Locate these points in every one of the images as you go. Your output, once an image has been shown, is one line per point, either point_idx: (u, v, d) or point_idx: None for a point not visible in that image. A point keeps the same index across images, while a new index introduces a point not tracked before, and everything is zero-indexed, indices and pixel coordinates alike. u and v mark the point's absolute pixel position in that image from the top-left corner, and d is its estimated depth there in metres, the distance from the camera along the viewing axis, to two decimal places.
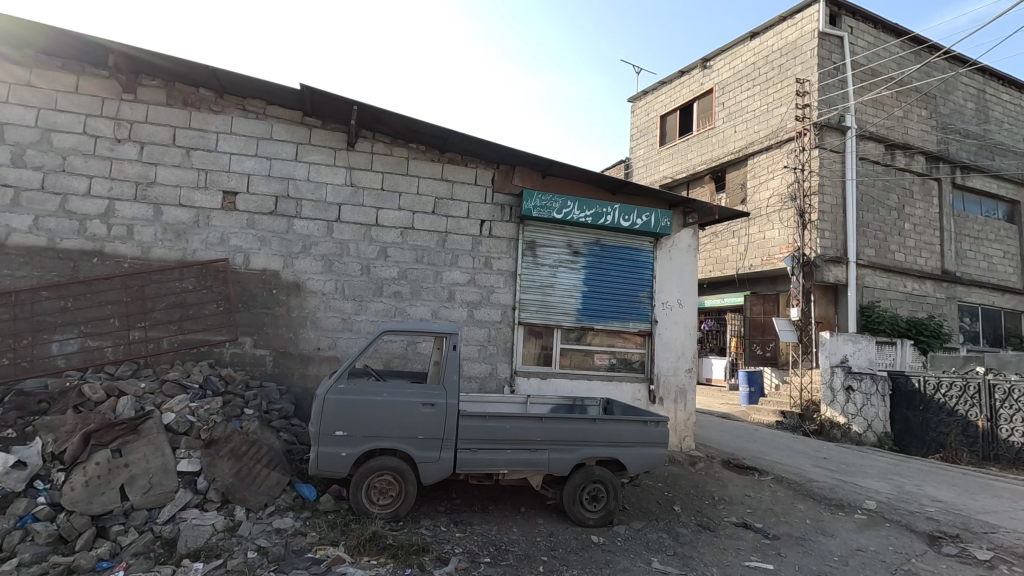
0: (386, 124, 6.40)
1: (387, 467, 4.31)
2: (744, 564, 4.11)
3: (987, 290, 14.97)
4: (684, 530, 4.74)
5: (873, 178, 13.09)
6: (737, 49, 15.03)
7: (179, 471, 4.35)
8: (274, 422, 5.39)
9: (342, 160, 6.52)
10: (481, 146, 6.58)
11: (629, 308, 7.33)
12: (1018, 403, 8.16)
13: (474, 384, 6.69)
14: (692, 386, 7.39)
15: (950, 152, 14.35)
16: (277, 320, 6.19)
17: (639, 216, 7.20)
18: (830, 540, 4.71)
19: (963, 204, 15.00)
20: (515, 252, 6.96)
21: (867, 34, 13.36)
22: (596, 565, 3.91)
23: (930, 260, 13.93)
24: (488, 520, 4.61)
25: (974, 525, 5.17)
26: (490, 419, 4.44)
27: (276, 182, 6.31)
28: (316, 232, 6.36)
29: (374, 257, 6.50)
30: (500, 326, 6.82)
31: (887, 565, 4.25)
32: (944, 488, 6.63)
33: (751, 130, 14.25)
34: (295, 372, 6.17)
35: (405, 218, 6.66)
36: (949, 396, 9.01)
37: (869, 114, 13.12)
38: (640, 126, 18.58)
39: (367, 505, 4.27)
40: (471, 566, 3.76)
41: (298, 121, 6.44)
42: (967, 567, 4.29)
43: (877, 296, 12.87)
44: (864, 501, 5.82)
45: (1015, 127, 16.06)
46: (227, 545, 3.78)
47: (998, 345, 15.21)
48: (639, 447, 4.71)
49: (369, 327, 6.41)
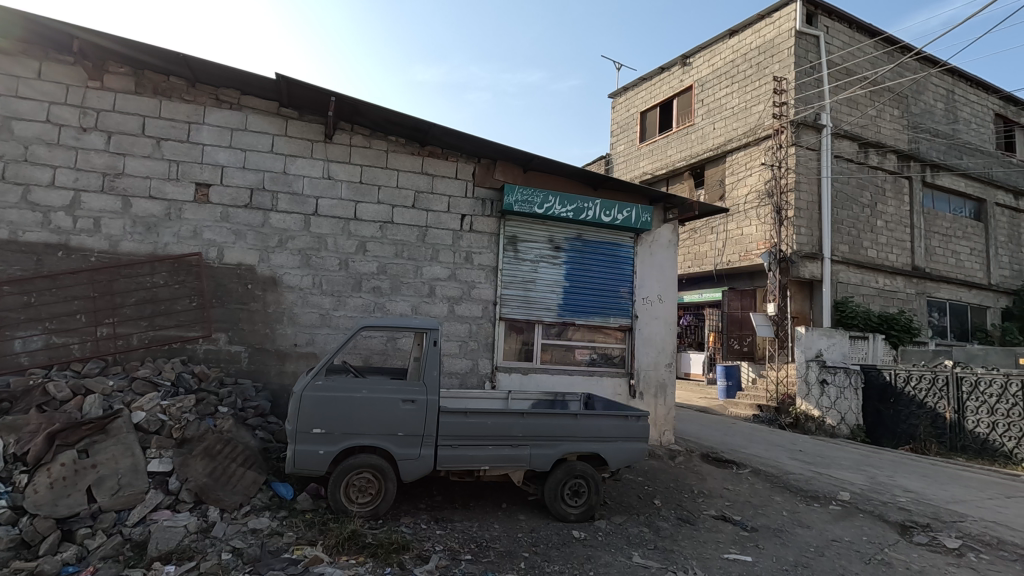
0: (366, 116, 6.29)
1: (366, 464, 4.24)
2: (723, 556, 4.15)
3: (955, 286, 15.40)
4: (665, 524, 4.77)
5: (847, 176, 13.35)
6: (716, 47, 15.17)
7: (149, 472, 4.22)
8: (250, 420, 5.27)
9: (320, 153, 6.39)
10: (462, 139, 6.52)
11: (610, 302, 7.34)
12: (984, 395, 8.45)
13: (454, 380, 6.63)
14: (672, 380, 7.48)
15: (920, 152, 14.71)
16: (253, 315, 6.04)
17: (619, 212, 7.22)
18: (805, 532, 4.78)
19: (933, 202, 15.39)
20: (496, 247, 6.91)
21: (842, 34, 13.58)
22: (578, 560, 3.90)
23: (901, 256, 14.26)
24: (469, 517, 4.56)
25: (943, 515, 5.30)
26: (471, 415, 4.41)
27: (251, 174, 6.15)
28: (293, 225, 6.23)
29: (353, 252, 6.39)
30: (481, 322, 6.77)
31: (862, 555, 4.32)
32: (915, 478, 6.80)
33: (730, 127, 14.40)
34: (271, 369, 6.03)
35: (384, 212, 6.55)
36: (918, 389, 9.27)
37: (843, 113, 13.35)
38: (620, 122, 18.63)
39: (346, 503, 4.19)
40: (452, 564, 3.71)
41: (273, 112, 6.28)
42: (938, 555, 4.39)
43: (850, 292, 13.17)
44: (838, 492, 5.93)
45: (982, 127, 16.51)
46: (201, 547, 3.68)
47: (964, 338, 15.67)
48: (619, 441, 4.71)
49: (347, 323, 6.29)
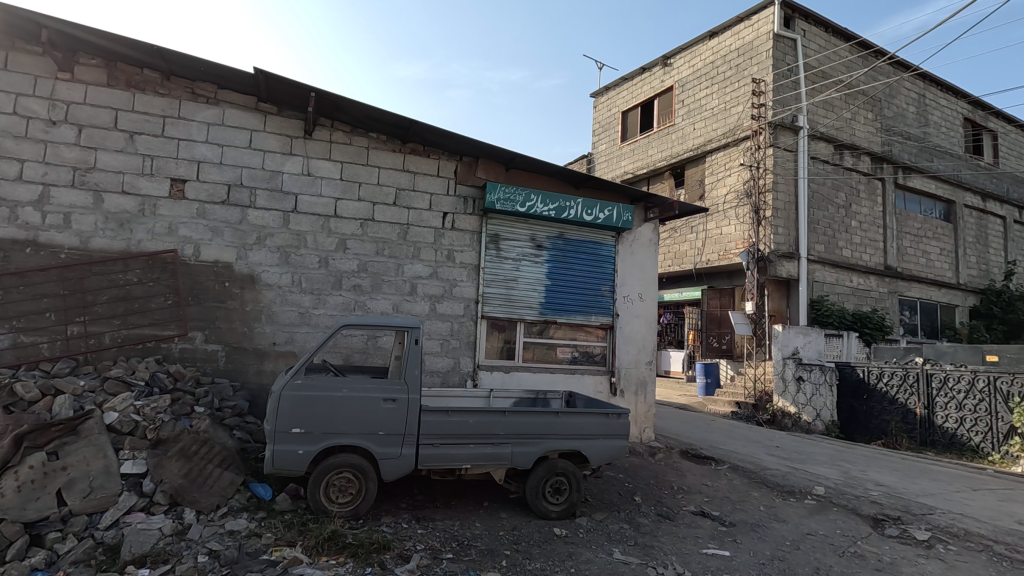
0: (347, 112, 6.22)
1: (346, 464, 4.20)
2: (701, 551, 4.20)
3: (925, 285, 15.82)
4: (645, 520, 4.82)
5: (823, 177, 13.62)
6: (697, 48, 15.34)
7: (122, 474, 4.12)
8: (227, 420, 5.18)
9: (299, 149, 6.30)
10: (444, 136, 6.49)
11: (592, 301, 7.38)
12: (952, 391, 8.70)
13: (436, 379, 6.60)
14: (653, 377, 7.55)
15: (893, 154, 15.06)
16: (230, 313, 5.94)
17: (601, 210, 7.26)
18: (782, 526, 4.87)
19: (905, 203, 15.79)
20: (478, 246, 6.90)
21: (818, 38, 13.83)
22: (560, 557, 3.92)
23: (874, 256, 14.59)
24: (451, 516, 4.55)
25: (913, 508, 5.45)
26: (453, 414, 4.40)
27: (228, 170, 6.04)
28: (271, 222, 6.13)
29: (333, 249, 6.31)
30: (463, 320, 6.75)
31: (835, 548, 4.42)
32: (886, 473, 6.98)
33: (709, 127, 14.58)
34: (250, 369, 5.94)
35: (365, 210, 6.49)
36: (890, 385, 9.50)
37: (819, 115, 13.61)
38: (602, 121, 18.72)
39: (326, 503, 4.15)
40: (434, 563, 3.70)
41: (251, 107, 6.17)
42: (908, 547, 4.51)
43: (825, 291, 13.45)
44: (813, 487, 6.06)
45: (952, 130, 16.97)
46: (176, 550, 3.61)
47: (934, 335, 16.11)
48: (600, 439, 4.75)
49: (327, 321, 6.22)
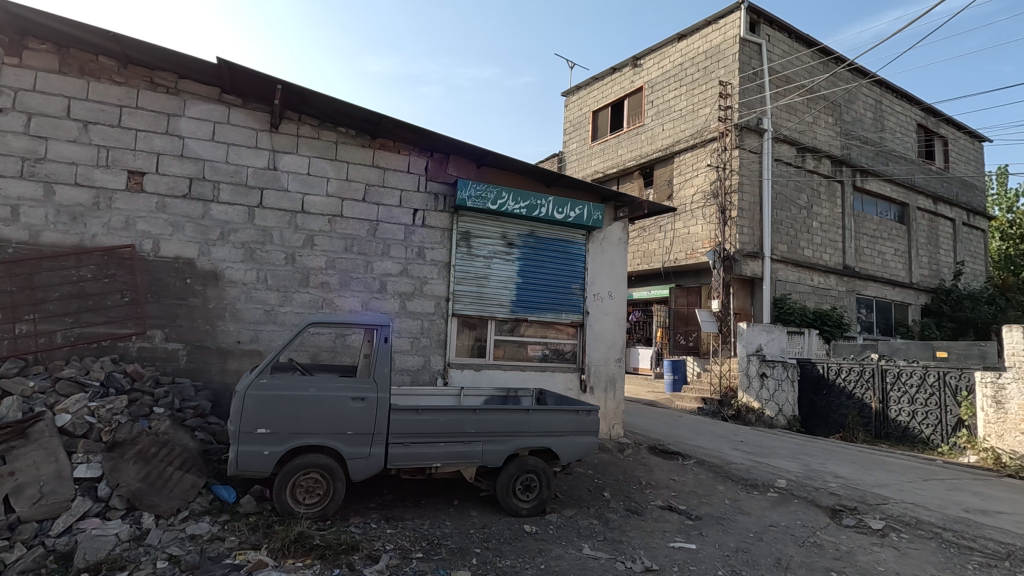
0: (314, 105, 6.09)
1: (313, 464, 4.12)
2: (669, 545, 4.28)
3: (881, 284, 16.46)
4: (614, 515, 4.88)
5: (786, 178, 14.02)
6: (666, 50, 15.57)
7: (75, 478, 3.95)
8: (189, 421, 5.02)
9: (265, 143, 6.14)
10: (414, 132, 6.43)
11: (562, 299, 7.42)
12: (905, 386, 9.08)
13: (406, 377, 6.54)
14: (622, 374, 7.65)
15: (851, 157, 15.60)
16: (192, 311, 5.76)
17: (572, 209, 7.31)
18: (746, 518, 5.00)
19: (862, 205, 16.39)
20: (449, 243, 6.86)
21: (782, 43, 14.21)
22: (530, 554, 3.93)
23: (833, 256, 15.09)
24: (421, 515, 4.52)
25: (869, 498, 5.66)
26: (423, 412, 4.36)
27: (190, 163, 5.85)
28: (235, 218, 5.97)
29: (300, 246, 6.18)
30: (434, 318, 6.70)
31: (795, 538, 4.57)
32: (844, 465, 7.24)
33: (678, 128, 14.83)
34: (213, 368, 5.77)
35: (333, 205, 6.37)
36: (848, 380, 9.87)
37: (783, 119, 14.00)
38: (572, 120, 18.84)
39: (292, 505, 4.06)
40: (403, 563, 3.66)
41: (214, 98, 5.99)
42: (864, 536, 4.69)
43: (788, 289, 13.86)
44: (775, 480, 6.24)
45: (906, 136, 17.67)
46: (134, 556, 3.48)
47: (889, 333, 16.77)
48: (571, 435, 4.80)
49: (294, 319, 6.10)
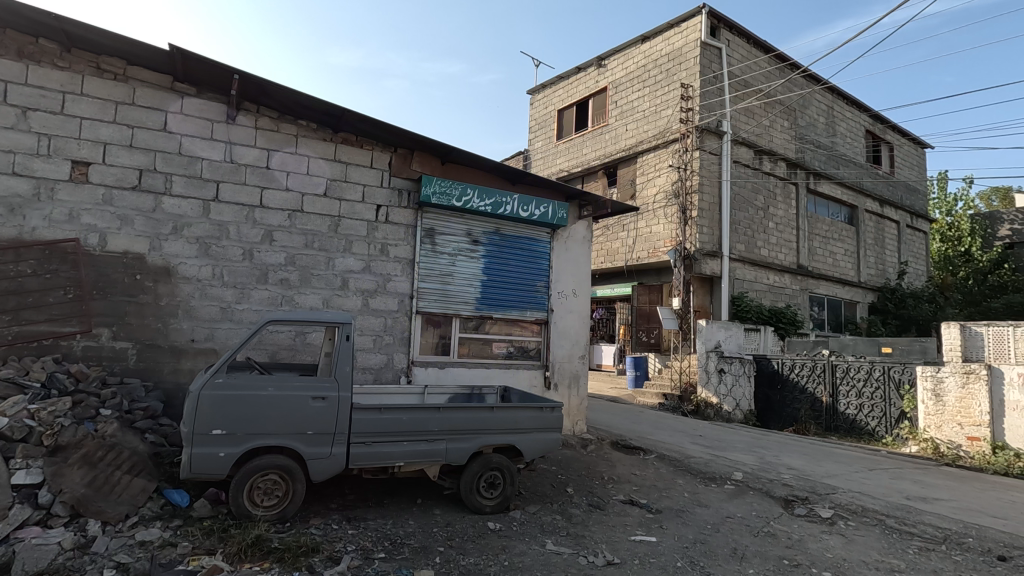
0: (273, 97, 5.92)
1: (272, 466, 4.02)
2: (630, 538, 4.36)
3: (832, 283, 17.15)
4: (576, 510, 4.94)
5: (743, 180, 14.44)
6: (630, 51, 15.78)
7: (13, 485, 3.73)
8: (138, 423, 4.82)
9: (221, 134, 5.93)
10: (378, 126, 6.33)
11: (527, 296, 7.45)
12: (853, 380, 9.50)
13: (369, 375, 6.45)
14: (585, 371, 7.74)
15: (805, 161, 16.19)
16: (142, 309, 5.53)
17: (537, 207, 7.33)
18: (704, 510, 5.14)
19: (815, 207, 17.04)
20: (413, 239, 6.78)
21: (741, 48, 14.61)
22: (494, 551, 3.94)
23: (788, 255, 15.63)
24: (383, 515, 4.46)
25: (819, 488, 5.90)
26: (385, 411, 4.31)
27: (140, 154, 5.59)
28: (189, 212, 5.75)
29: (259, 242, 6.01)
30: (397, 316, 6.62)
31: (751, 529, 4.72)
32: (797, 457, 7.52)
33: (641, 129, 15.07)
34: (165, 367, 5.55)
35: (293, 200, 6.21)
36: (801, 375, 10.27)
37: (741, 122, 14.40)
38: (538, 118, 18.90)
39: (250, 508, 3.95)
40: (365, 563, 3.61)
41: (166, 87, 5.75)
42: (814, 524, 4.89)
43: (745, 288, 14.30)
44: (732, 472, 6.43)
45: (856, 141, 18.46)
46: (78, 565, 3.32)
47: (839, 329, 17.50)
48: (534, 432, 4.83)
49: (252, 317, 5.93)
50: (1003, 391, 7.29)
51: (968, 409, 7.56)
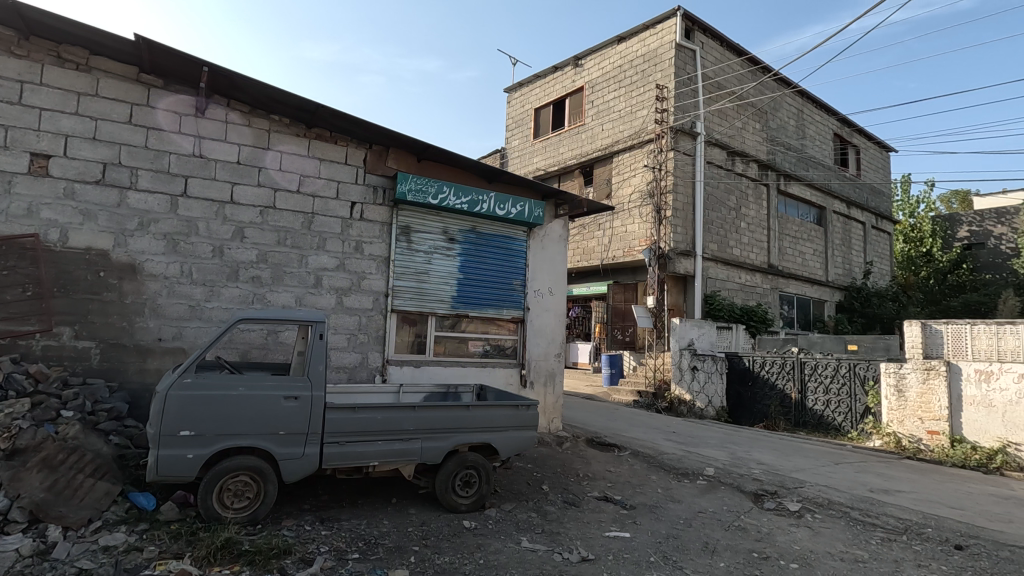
0: (245, 90, 5.80)
1: (243, 467, 3.94)
2: (604, 534, 4.40)
3: (801, 282, 17.58)
4: (551, 507, 4.97)
5: (716, 181, 14.69)
6: (606, 51, 15.90)
7: None
8: (102, 425, 4.67)
9: (190, 128, 5.78)
10: (352, 122, 6.25)
11: (503, 294, 7.45)
12: (821, 377, 9.75)
13: (343, 374, 6.38)
14: (561, 369, 7.79)
15: (776, 162, 16.55)
16: (107, 307, 5.36)
17: (513, 206, 7.33)
18: (677, 506, 5.23)
19: (785, 207, 17.43)
20: (388, 237, 6.72)
21: (714, 51, 14.85)
22: (469, 549, 3.94)
23: (759, 255, 15.96)
24: (358, 514, 4.42)
25: (787, 482, 6.05)
26: (360, 411, 4.26)
27: (103, 147, 5.41)
28: (156, 207, 5.59)
29: (229, 238, 5.88)
30: (372, 314, 6.56)
31: (722, 523, 4.82)
32: (766, 452, 7.70)
33: (617, 129, 15.20)
34: (130, 367, 5.39)
35: (265, 196, 6.09)
36: (771, 372, 10.50)
37: (714, 123, 14.64)
38: (515, 117, 18.90)
39: (219, 510, 3.87)
40: (338, 565, 3.57)
41: (132, 78, 5.57)
42: (783, 518, 5.02)
43: (717, 287, 14.56)
44: (704, 468, 6.54)
45: (824, 144, 18.95)
46: (37, 572, 3.21)
47: (807, 327, 17.96)
48: (510, 430, 4.83)
49: (222, 315, 5.80)
50: (961, 387, 7.59)
51: (928, 404, 7.85)
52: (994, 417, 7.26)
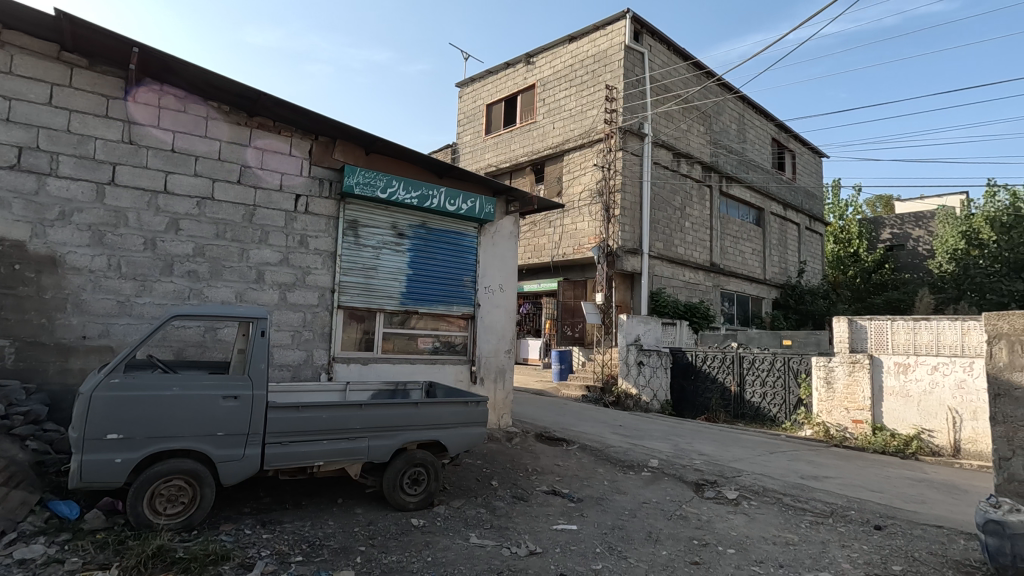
0: (181, 74, 5.51)
1: (176, 471, 3.74)
2: (552, 527, 4.47)
3: (740, 280, 18.36)
4: (500, 502, 4.99)
5: (662, 181, 15.12)
6: (557, 50, 16.04)
7: None
8: (18, 429, 4.31)
9: (119, 113, 5.43)
10: (297, 112, 6.05)
11: (453, 291, 7.41)
12: (758, 370, 10.23)
13: (286, 373, 6.17)
14: (511, 365, 7.83)
15: (719, 165, 17.19)
16: (23, 302, 4.97)
17: (464, 201, 7.30)
18: (622, 497, 5.36)
19: (726, 208, 18.14)
20: (335, 232, 6.54)
21: (661, 55, 15.25)
22: (417, 547, 3.90)
23: (702, 254, 16.56)
24: (301, 516, 4.30)
25: (726, 472, 6.33)
26: (304, 409, 4.14)
27: (18, 129, 5.00)
28: (80, 196, 5.22)
29: (163, 230, 5.57)
30: (317, 310, 6.37)
31: (664, 512, 4.99)
32: (707, 443, 8.02)
33: (568, 127, 15.37)
34: (50, 367, 5.03)
35: (203, 187, 5.80)
36: (712, 367, 10.92)
37: (661, 125, 15.05)
38: (466, 112, 18.78)
39: (151, 516, 3.67)
40: (280, 568, 3.47)
41: (52, 57, 5.18)
42: (721, 505, 5.24)
43: (663, 284, 15.00)
44: (649, 460, 6.75)
45: (763, 148, 19.84)
46: None
47: (746, 323, 18.78)
48: (459, 427, 4.82)
49: (155, 312, 5.49)
50: (882, 378, 8.13)
51: (853, 395, 8.39)
52: (910, 406, 7.83)
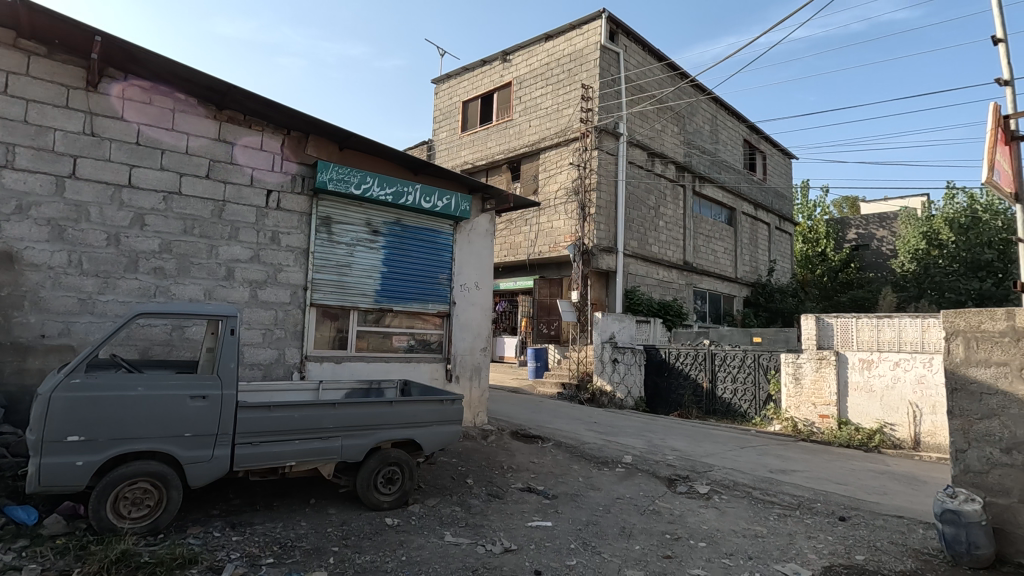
0: (146, 65, 5.34)
1: (141, 473, 3.64)
2: (527, 524, 4.48)
3: (713, 279, 18.69)
4: (475, 500, 4.99)
5: (637, 180, 15.28)
6: (534, 48, 16.05)
7: None
8: None
9: (80, 103, 5.24)
10: (269, 106, 5.93)
11: (428, 288, 7.37)
12: (729, 367, 10.43)
13: (257, 372, 6.06)
14: (487, 363, 7.83)
15: (692, 165, 17.45)
16: None
17: (439, 199, 7.26)
18: (597, 493, 5.42)
19: (699, 208, 18.43)
20: (308, 228, 6.44)
21: (637, 55, 15.40)
22: (391, 547, 3.87)
23: (675, 252, 16.79)
24: (273, 518, 4.22)
25: (698, 467, 6.44)
26: (276, 409, 4.06)
27: None
28: (38, 189, 5.03)
29: (127, 225, 5.40)
30: (289, 308, 6.26)
31: (638, 507, 5.05)
32: (680, 439, 8.15)
33: (544, 126, 15.40)
34: (6, 367, 4.84)
35: (170, 181, 5.65)
36: (685, 364, 11.10)
37: (636, 125, 15.20)
38: (442, 108, 18.67)
39: (114, 520, 3.57)
40: (250, 570, 3.41)
41: (7, 44, 4.96)
42: (693, 500, 5.34)
43: (637, 282, 15.17)
44: (622, 456, 6.82)
45: (735, 148, 20.21)
46: None
47: (718, 321, 19.13)
48: (434, 426, 4.79)
49: (119, 310, 5.33)
50: (847, 374, 8.38)
51: (820, 391, 8.63)
52: (873, 401, 8.09)
